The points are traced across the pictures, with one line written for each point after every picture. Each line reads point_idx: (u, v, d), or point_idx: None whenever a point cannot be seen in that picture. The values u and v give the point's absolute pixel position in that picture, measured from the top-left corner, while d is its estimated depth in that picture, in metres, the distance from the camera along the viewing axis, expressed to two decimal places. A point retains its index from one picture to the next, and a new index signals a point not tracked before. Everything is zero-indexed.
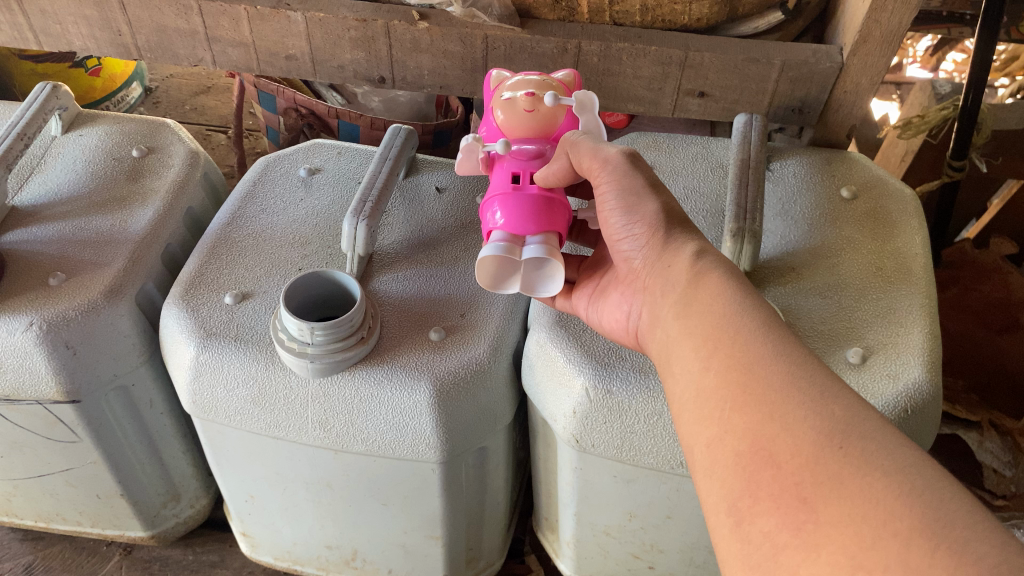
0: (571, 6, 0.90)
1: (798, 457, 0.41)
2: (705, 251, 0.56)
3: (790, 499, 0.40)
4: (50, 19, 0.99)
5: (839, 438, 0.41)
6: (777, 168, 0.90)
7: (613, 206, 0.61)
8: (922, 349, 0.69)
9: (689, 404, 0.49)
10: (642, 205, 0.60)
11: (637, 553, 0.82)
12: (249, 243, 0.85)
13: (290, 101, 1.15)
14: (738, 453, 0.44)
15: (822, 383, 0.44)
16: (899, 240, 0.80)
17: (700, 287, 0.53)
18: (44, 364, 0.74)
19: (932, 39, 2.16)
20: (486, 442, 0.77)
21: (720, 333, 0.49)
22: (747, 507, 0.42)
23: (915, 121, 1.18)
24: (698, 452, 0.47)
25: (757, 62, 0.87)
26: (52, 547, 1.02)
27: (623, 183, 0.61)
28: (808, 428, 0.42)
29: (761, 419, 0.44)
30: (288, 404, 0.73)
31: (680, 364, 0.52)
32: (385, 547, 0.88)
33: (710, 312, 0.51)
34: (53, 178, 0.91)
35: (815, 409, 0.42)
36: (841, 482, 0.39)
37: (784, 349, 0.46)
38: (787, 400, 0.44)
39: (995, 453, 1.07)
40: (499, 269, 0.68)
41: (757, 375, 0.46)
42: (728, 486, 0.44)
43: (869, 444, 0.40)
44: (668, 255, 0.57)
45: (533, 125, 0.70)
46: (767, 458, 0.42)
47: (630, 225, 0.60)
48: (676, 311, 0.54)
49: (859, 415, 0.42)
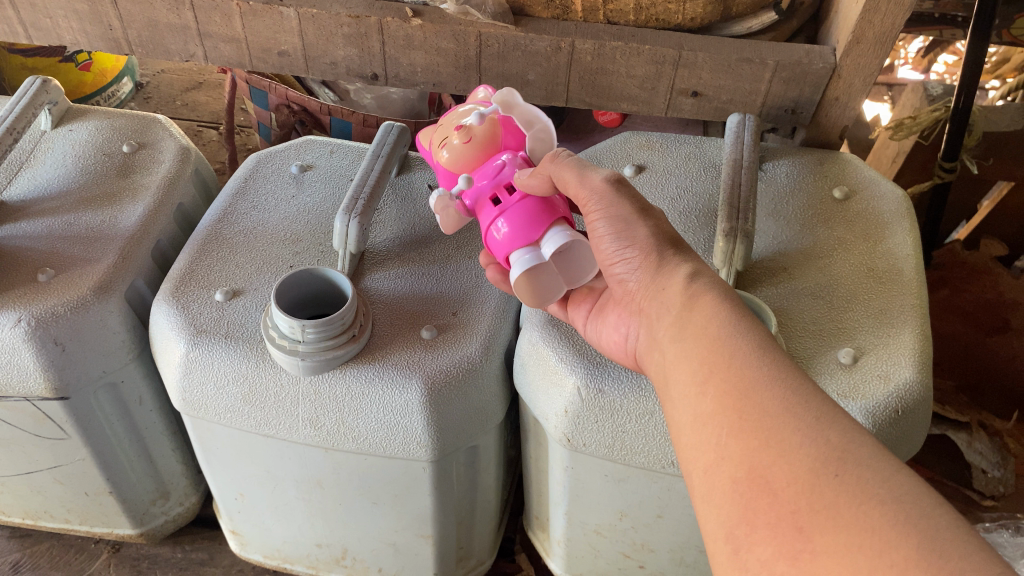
0: (565, 4, 0.90)
1: (795, 485, 0.41)
2: (699, 272, 0.56)
3: (787, 527, 0.40)
4: (40, 12, 0.98)
5: (834, 465, 0.41)
6: (769, 168, 0.90)
7: (604, 233, 0.61)
8: (913, 350, 0.69)
9: (686, 427, 0.49)
10: (633, 230, 0.60)
11: (628, 552, 0.82)
12: (240, 240, 0.85)
13: (282, 98, 1.15)
14: (734, 479, 0.44)
15: (818, 408, 0.44)
16: (891, 240, 0.81)
17: (695, 308, 0.53)
18: (32, 360, 0.73)
19: (923, 41, 2.18)
20: (477, 441, 0.77)
21: (715, 357, 0.49)
22: (745, 535, 0.42)
23: (908, 121, 1.16)
24: (695, 476, 0.47)
25: (750, 61, 0.87)
26: (40, 544, 1.01)
27: (611, 211, 0.61)
28: (804, 454, 0.42)
29: (757, 445, 0.44)
30: (278, 402, 0.72)
31: (676, 388, 0.51)
32: (375, 546, 0.87)
33: (705, 335, 0.51)
34: (43, 173, 0.90)
35: (810, 436, 0.43)
36: (837, 510, 0.39)
37: (780, 372, 0.46)
38: (783, 426, 0.44)
39: (984, 453, 1.09)
40: (534, 287, 0.68)
41: (752, 399, 0.46)
42: (726, 512, 0.44)
43: (866, 471, 0.40)
44: (661, 277, 0.57)
45: (474, 151, 0.72)
46: (764, 485, 0.42)
47: (622, 249, 0.60)
48: (672, 334, 0.54)
49: (856, 440, 0.42)
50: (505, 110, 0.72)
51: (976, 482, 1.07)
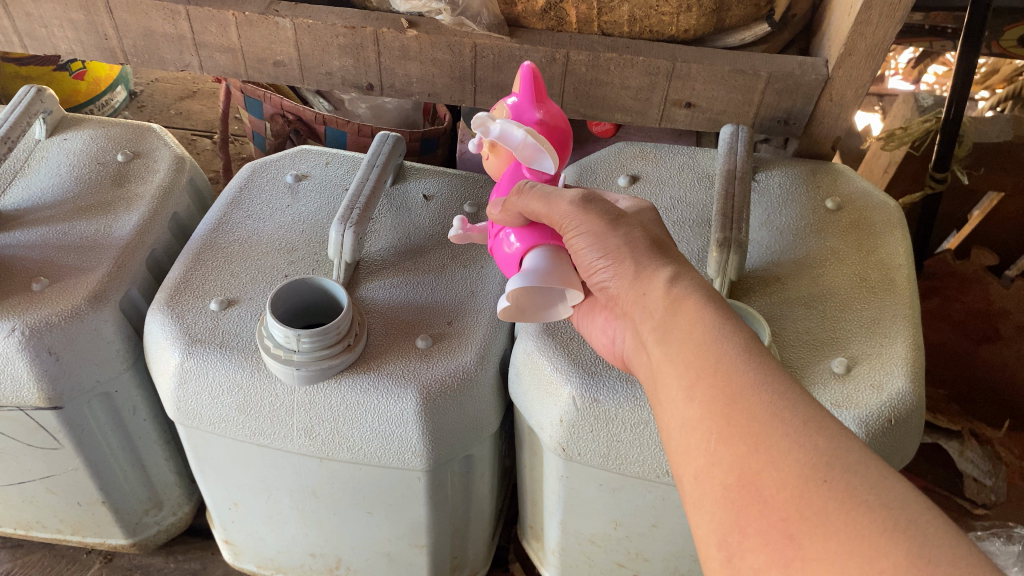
0: (560, 16, 0.91)
1: (785, 491, 0.41)
2: (679, 275, 0.56)
3: (778, 535, 0.41)
4: (35, 22, 0.98)
5: (822, 471, 0.41)
6: (762, 178, 0.90)
7: (582, 246, 0.61)
8: (906, 360, 0.69)
9: (675, 433, 0.49)
10: (606, 241, 0.60)
11: (622, 561, 0.82)
12: (236, 248, 0.85)
13: (277, 107, 1.16)
14: (725, 486, 0.44)
15: (807, 414, 0.44)
16: (884, 250, 0.81)
17: (679, 313, 0.53)
18: (25, 370, 0.73)
19: (914, 51, 2.20)
20: (472, 450, 0.77)
21: (701, 362, 0.49)
22: (738, 542, 0.42)
23: (898, 133, 1.19)
24: (686, 483, 0.47)
25: (743, 73, 0.88)
26: (32, 555, 1.00)
27: (585, 227, 0.61)
28: (793, 460, 0.42)
29: (746, 451, 0.44)
30: (273, 411, 0.72)
31: (665, 394, 0.51)
32: (369, 556, 0.87)
33: (690, 340, 0.51)
34: (37, 182, 0.90)
35: (798, 442, 0.43)
36: (826, 517, 0.39)
37: (768, 376, 0.47)
38: (771, 432, 0.44)
39: (976, 462, 1.09)
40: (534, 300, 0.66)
41: (741, 403, 0.46)
42: (717, 519, 0.44)
43: (853, 477, 0.41)
44: (641, 283, 0.57)
45: (501, 160, 0.72)
46: (755, 493, 0.43)
47: (598, 260, 0.60)
48: (656, 338, 0.54)
49: (844, 447, 0.42)
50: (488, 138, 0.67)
51: (967, 490, 1.08)
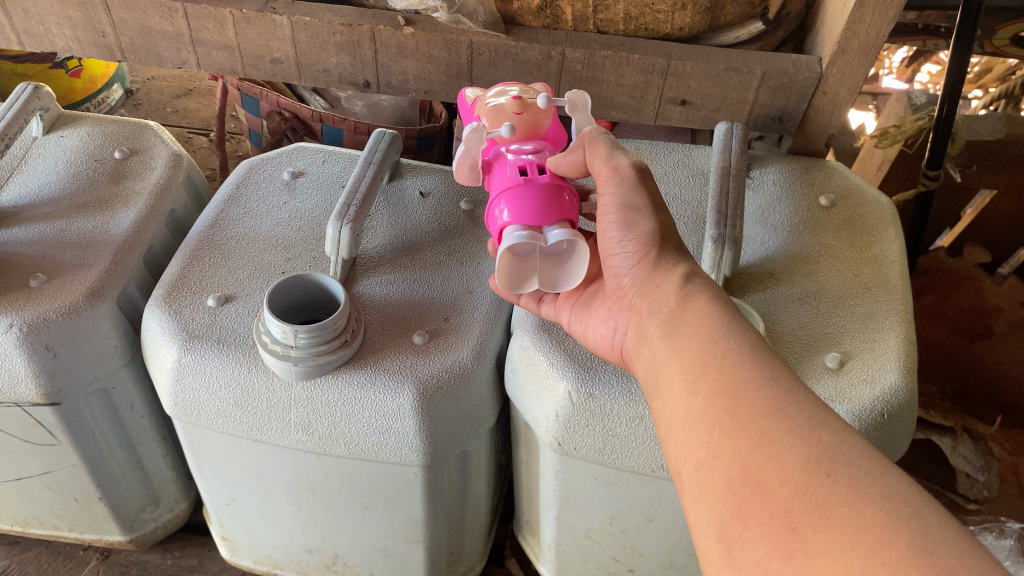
0: (556, 14, 0.92)
1: (787, 485, 0.42)
2: (693, 275, 0.58)
3: (780, 526, 0.41)
4: (33, 19, 0.99)
5: (826, 465, 0.42)
6: (757, 176, 0.91)
7: (612, 220, 0.62)
8: (898, 355, 0.70)
9: (676, 426, 0.50)
10: (640, 221, 0.61)
11: (618, 556, 0.82)
12: (232, 245, 0.85)
13: (273, 105, 1.17)
14: (727, 478, 0.45)
15: (810, 409, 0.45)
16: (877, 247, 0.82)
17: (689, 310, 0.54)
18: (23, 365, 0.73)
19: (908, 50, 2.21)
20: (468, 445, 0.77)
21: (707, 357, 0.50)
22: (739, 534, 0.42)
23: (892, 130, 1.20)
24: (686, 475, 0.48)
25: (737, 70, 0.88)
26: (29, 551, 1.01)
27: (626, 198, 0.62)
28: (796, 454, 0.43)
29: (749, 444, 0.45)
30: (270, 407, 0.72)
31: (667, 388, 0.52)
32: (366, 551, 0.87)
33: (698, 337, 0.52)
34: (34, 179, 0.90)
35: (803, 436, 0.44)
36: (829, 510, 0.40)
37: (770, 372, 0.48)
38: (775, 426, 0.45)
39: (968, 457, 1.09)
40: (517, 265, 0.67)
41: (743, 399, 0.47)
42: (717, 511, 0.44)
43: (855, 471, 0.41)
44: (658, 275, 0.59)
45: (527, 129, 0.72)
46: (757, 485, 0.43)
47: (625, 240, 0.61)
48: (665, 332, 0.55)
49: (844, 441, 0.43)
50: (571, 108, 0.71)
51: (960, 485, 1.09)
